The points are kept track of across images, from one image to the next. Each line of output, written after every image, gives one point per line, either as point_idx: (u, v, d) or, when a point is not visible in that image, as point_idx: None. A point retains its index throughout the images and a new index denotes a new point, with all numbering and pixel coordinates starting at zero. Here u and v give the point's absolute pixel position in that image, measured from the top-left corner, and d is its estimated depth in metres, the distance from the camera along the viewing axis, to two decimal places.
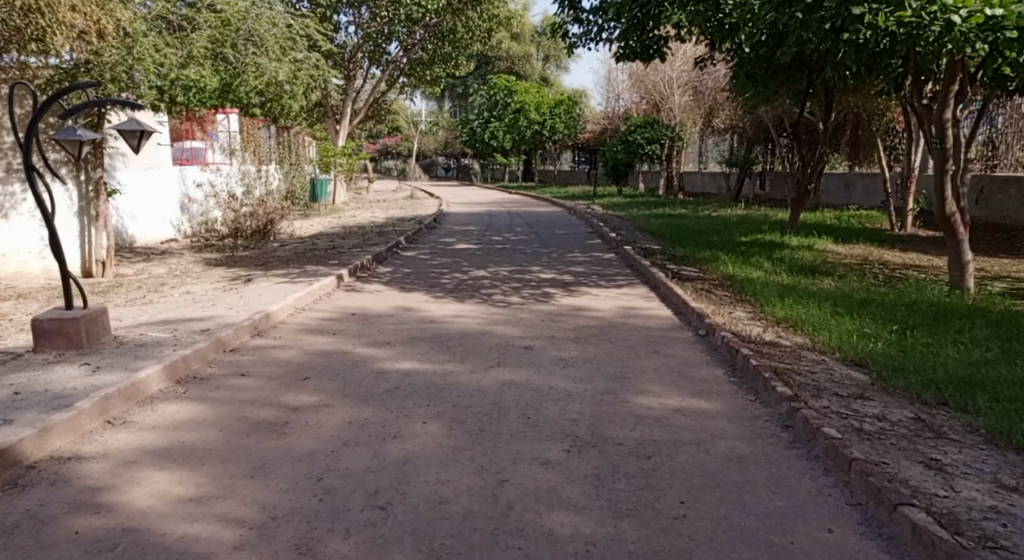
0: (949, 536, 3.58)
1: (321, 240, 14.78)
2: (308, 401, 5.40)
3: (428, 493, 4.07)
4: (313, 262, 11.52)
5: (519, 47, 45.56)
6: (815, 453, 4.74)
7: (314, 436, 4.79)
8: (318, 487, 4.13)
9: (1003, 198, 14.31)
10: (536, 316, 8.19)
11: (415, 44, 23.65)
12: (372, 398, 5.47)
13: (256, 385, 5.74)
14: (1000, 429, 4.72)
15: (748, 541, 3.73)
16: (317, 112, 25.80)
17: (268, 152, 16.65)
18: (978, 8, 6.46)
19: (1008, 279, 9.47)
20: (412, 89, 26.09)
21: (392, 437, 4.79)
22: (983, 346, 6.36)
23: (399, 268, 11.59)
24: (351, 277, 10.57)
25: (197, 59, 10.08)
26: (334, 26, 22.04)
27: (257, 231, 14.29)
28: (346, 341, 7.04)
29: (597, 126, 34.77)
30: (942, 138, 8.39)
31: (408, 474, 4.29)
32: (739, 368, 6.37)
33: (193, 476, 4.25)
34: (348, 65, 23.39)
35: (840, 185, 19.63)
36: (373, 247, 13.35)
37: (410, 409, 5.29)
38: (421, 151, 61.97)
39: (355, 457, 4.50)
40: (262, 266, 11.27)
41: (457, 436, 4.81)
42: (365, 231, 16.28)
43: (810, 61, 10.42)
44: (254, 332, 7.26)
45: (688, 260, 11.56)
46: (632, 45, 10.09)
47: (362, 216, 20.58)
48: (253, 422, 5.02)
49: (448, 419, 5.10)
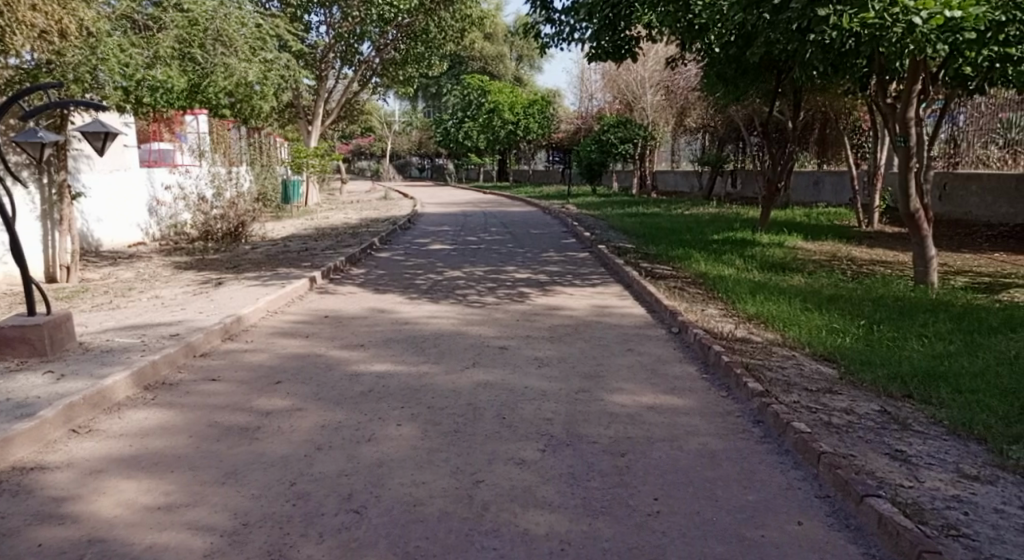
0: (914, 525, 3.66)
1: (294, 242, 14.75)
2: (280, 405, 5.40)
3: (403, 496, 4.09)
4: (286, 264, 11.48)
5: (492, 47, 45.57)
6: (785, 447, 4.82)
7: (286, 441, 4.79)
8: (291, 492, 4.13)
9: (965, 196, 14.56)
10: (510, 316, 8.22)
11: (388, 44, 23.61)
12: (346, 401, 5.48)
13: (227, 390, 5.72)
14: (961, 421, 4.82)
15: (720, 536, 3.79)
16: (289, 112, 25.74)
17: (239, 153, 16.54)
18: (938, 10, 6.64)
19: (970, 274, 9.65)
20: (385, 89, 26.12)
21: (366, 440, 4.80)
22: (946, 339, 6.49)
23: (373, 269, 11.59)
24: (324, 278, 10.55)
25: (163, 59, 10.06)
26: (305, 26, 21.91)
27: (228, 235, 14.32)
28: (319, 344, 7.03)
29: (571, 126, 34.97)
30: (907, 136, 8.50)
31: (382, 477, 4.31)
32: (711, 365, 6.46)
33: (161, 485, 4.23)
34: (319, 65, 23.32)
35: (810, 183, 19.85)
36: (347, 248, 13.35)
37: (385, 411, 5.30)
38: (396, 152, 61.85)
39: (328, 460, 4.50)
40: (233, 269, 11.23)
41: (432, 438, 4.84)
42: (337, 232, 16.21)
43: (779, 61, 10.54)
44: (224, 336, 7.22)
45: (661, 258, 11.67)
46: (604, 45, 10.07)
47: (335, 218, 20.46)
48: (223, 427, 5.01)
49: (423, 421, 5.12)
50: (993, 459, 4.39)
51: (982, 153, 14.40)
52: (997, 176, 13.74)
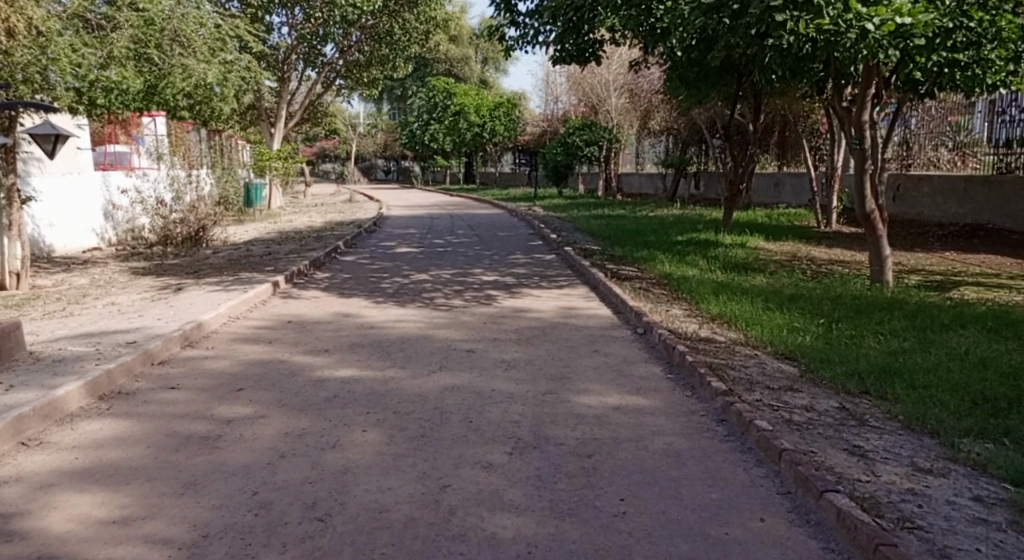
0: (870, 519, 3.76)
1: (257, 246, 14.63)
2: (243, 413, 5.37)
3: (369, 502, 4.11)
4: (248, 269, 11.40)
5: (457, 49, 45.56)
6: (748, 446, 4.92)
7: (248, 449, 4.77)
8: (253, 501, 4.11)
9: (917, 197, 14.88)
10: (477, 319, 8.25)
11: (352, 46, 23.51)
12: (310, 407, 5.47)
13: (187, 398, 5.67)
14: (915, 416, 4.95)
15: (684, 535, 3.86)
16: (251, 113, 25.54)
17: (200, 156, 16.34)
18: (890, 17, 6.75)
19: (924, 272, 9.90)
20: (349, 91, 26.03)
21: (331, 446, 4.80)
22: (901, 336, 6.66)
23: (338, 273, 11.55)
24: (288, 283, 10.48)
25: (117, 60, 9.92)
26: (267, 27, 21.72)
27: (189, 239, 14.22)
28: (283, 350, 7.00)
29: (538, 129, 35.12)
30: (862, 139, 8.70)
31: (347, 484, 4.31)
32: (676, 365, 6.55)
33: (116, 497, 4.18)
34: (282, 67, 23.16)
35: (771, 184, 20.16)
36: (311, 252, 13.28)
37: (350, 417, 5.30)
38: (361, 154, 61.53)
39: (292, 468, 4.49)
40: (193, 274, 11.12)
41: (398, 443, 4.85)
42: (302, 236, 16.11)
43: (739, 65, 10.73)
44: (184, 343, 7.16)
45: (627, 259, 11.79)
46: (568, 48, 10.11)
47: (299, 221, 20.30)
48: (183, 436, 4.97)
49: (389, 426, 5.13)
50: (945, 452, 4.53)
51: (933, 155, 14.99)
52: (948, 178, 13.97)
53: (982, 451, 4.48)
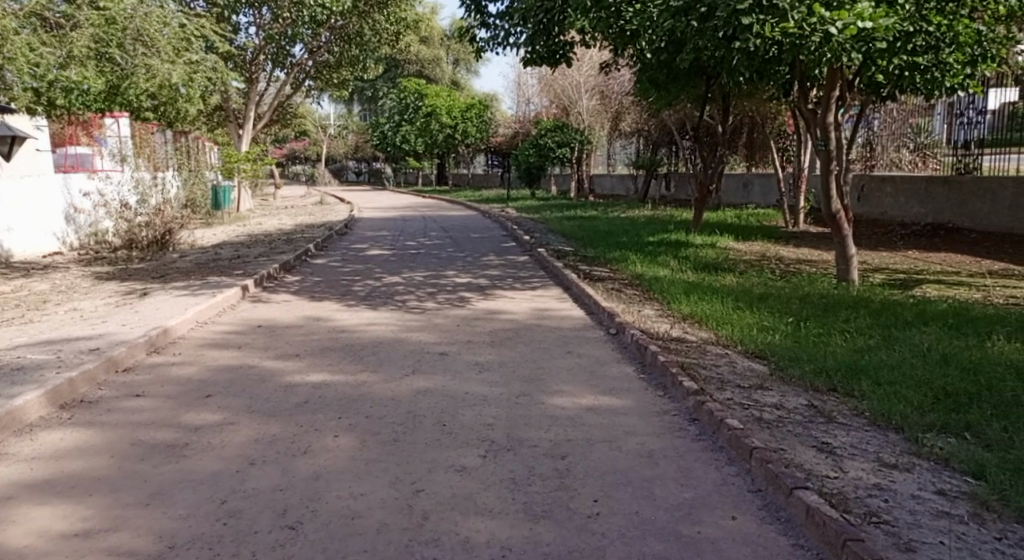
0: (839, 515, 3.83)
1: (226, 250, 14.52)
2: (211, 420, 5.34)
3: (341, 509, 4.10)
4: (216, 273, 11.31)
5: (428, 50, 45.51)
6: (719, 444, 4.98)
7: (216, 457, 4.74)
8: (222, 510, 4.09)
9: (880, 197, 15.15)
10: (451, 321, 8.26)
11: (321, 47, 23.43)
12: (280, 413, 5.45)
13: (153, 406, 5.62)
14: (881, 412, 5.05)
15: (656, 534, 3.90)
16: (218, 115, 25.35)
17: (166, 158, 16.18)
18: (852, 22, 6.85)
19: (888, 270, 10.09)
20: (318, 93, 25.94)
21: (302, 453, 4.79)
22: (866, 334, 6.78)
23: (309, 276, 11.50)
24: (257, 287, 10.42)
25: (77, 59, 9.80)
26: (233, 27, 21.54)
27: (155, 242, 13.99)
28: (252, 355, 6.96)
29: (510, 130, 35.19)
30: (827, 141, 8.85)
31: (319, 490, 4.31)
32: (648, 365, 6.62)
33: (78, 509, 4.14)
34: (250, 68, 22.99)
35: (740, 184, 20.40)
36: (281, 255, 13.21)
37: (321, 422, 5.29)
38: (332, 156, 61.25)
39: (262, 476, 4.48)
40: (159, 278, 11.01)
41: (371, 448, 4.85)
42: (272, 240, 16.00)
43: (707, 67, 10.85)
44: (149, 349, 7.09)
45: (599, 260, 11.88)
46: (539, 50, 10.03)
47: (269, 224, 20.16)
48: (148, 445, 4.93)
49: (361, 431, 5.12)
50: (910, 447, 4.63)
51: (895, 157, 15.58)
52: (910, 179, 14.21)
53: (945, 445, 4.58)
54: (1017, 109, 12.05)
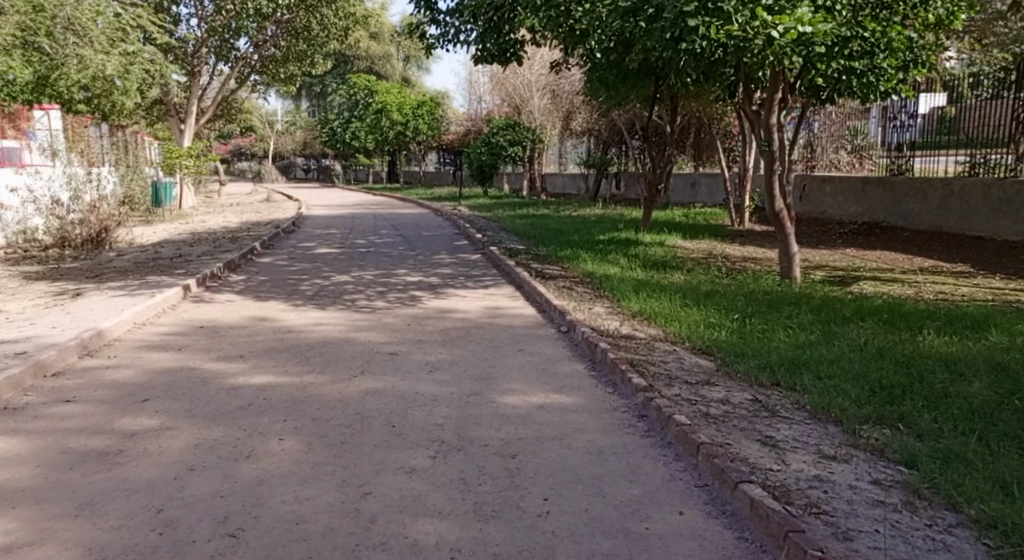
0: (781, 507, 3.94)
1: (166, 248, 14.23)
2: (148, 425, 5.25)
3: (286, 514, 4.08)
4: (155, 272, 11.08)
5: (378, 46, 45.21)
6: (668, 440, 5.08)
7: (153, 464, 4.66)
8: (157, 519, 4.03)
9: (821, 196, 15.54)
10: (401, 320, 8.24)
11: (267, 41, 23.09)
12: (223, 417, 5.38)
13: (86, 412, 5.50)
14: (821, 405, 5.20)
15: (606, 531, 3.97)
16: (158, 108, 24.80)
17: (101, 153, 15.81)
18: (792, 25, 7.07)
19: (828, 268, 10.36)
20: (264, 87, 25.60)
21: (245, 457, 4.75)
22: (808, 329, 6.97)
23: (254, 276, 11.34)
24: (199, 286, 10.24)
25: (4, 48, 9.64)
26: (173, 18, 21.07)
27: (90, 240, 13.79)
28: (194, 357, 6.85)
29: (461, 128, 35.15)
30: (770, 141, 9.06)
31: (263, 495, 4.27)
32: (598, 362, 6.70)
33: (2, 522, 4.03)
34: (191, 61, 22.24)
35: (687, 184, 20.73)
36: (225, 253, 13.01)
37: (266, 425, 5.24)
38: (280, 152, 60.48)
39: (201, 483, 4.42)
40: (94, 278, 10.74)
41: (316, 451, 4.82)
42: (216, 238, 15.73)
43: (656, 68, 11.01)
44: (82, 353, 6.92)
45: (550, 258, 11.96)
46: (489, 48, 9.87)
47: (214, 222, 19.79)
48: (79, 453, 4.82)
49: (307, 434, 5.09)
50: (849, 439, 4.78)
51: (834, 158, 16.07)
52: (848, 179, 14.61)
53: (881, 436, 4.75)
54: (945, 114, 12.51)
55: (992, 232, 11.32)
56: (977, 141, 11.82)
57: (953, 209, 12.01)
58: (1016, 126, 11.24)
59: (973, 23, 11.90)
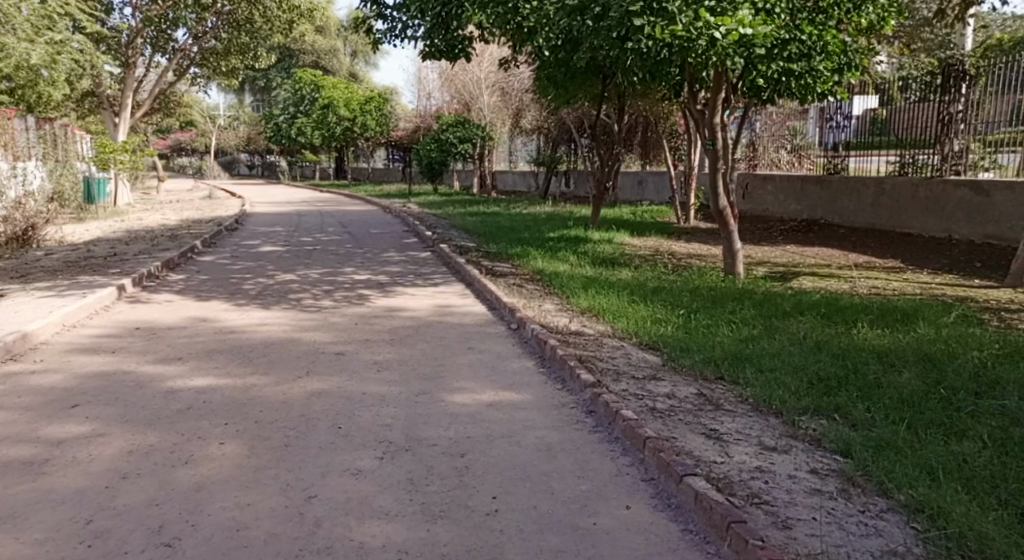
0: (723, 499, 4.04)
1: (99, 247, 13.87)
2: (78, 432, 5.13)
3: (226, 521, 4.03)
4: (87, 272, 10.79)
5: (324, 41, 44.67)
6: (616, 435, 5.15)
7: (84, 473, 4.56)
8: (88, 530, 3.95)
9: (763, 194, 15.87)
10: (348, 320, 8.19)
11: (208, 33, 22.65)
12: (160, 422, 5.29)
13: (11, 420, 5.35)
14: (763, 398, 5.34)
15: (553, 527, 4.02)
16: (91, 101, 24.09)
17: (27, 148, 15.32)
18: (734, 27, 7.18)
19: (770, 264, 10.60)
20: (204, 80, 25.13)
21: (184, 462, 4.68)
22: (751, 324, 7.13)
23: (193, 274, 11.14)
24: (135, 286, 10.01)
25: None
26: (105, 6, 20.51)
27: (16, 240, 13.12)
28: (129, 360, 6.71)
29: (410, 124, 34.96)
30: (714, 140, 9.24)
31: (204, 502, 4.22)
32: (547, 358, 6.76)
33: None
34: (126, 51, 21.51)
35: (635, 182, 20.96)
36: (163, 252, 12.74)
37: (206, 429, 5.17)
38: (222, 148, 59.37)
39: (136, 490, 4.34)
40: (22, 278, 10.42)
41: (259, 455, 4.78)
42: (155, 236, 15.41)
43: (604, 67, 11.12)
44: (5, 357, 6.72)
45: (501, 256, 12.00)
46: (437, 44, 10.00)
47: (152, 219, 19.35)
48: (3, 463, 4.69)
49: (249, 437, 5.03)
50: (788, 430, 4.92)
51: (776, 157, 16.43)
52: (787, 177, 14.96)
53: (818, 426, 4.90)
54: (877, 115, 12.75)
55: (920, 229, 11.72)
56: (905, 142, 12.23)
57: (885, 207, 12.40)
58: (942, 127, 11.64)
59: (900, 28, 12.32)
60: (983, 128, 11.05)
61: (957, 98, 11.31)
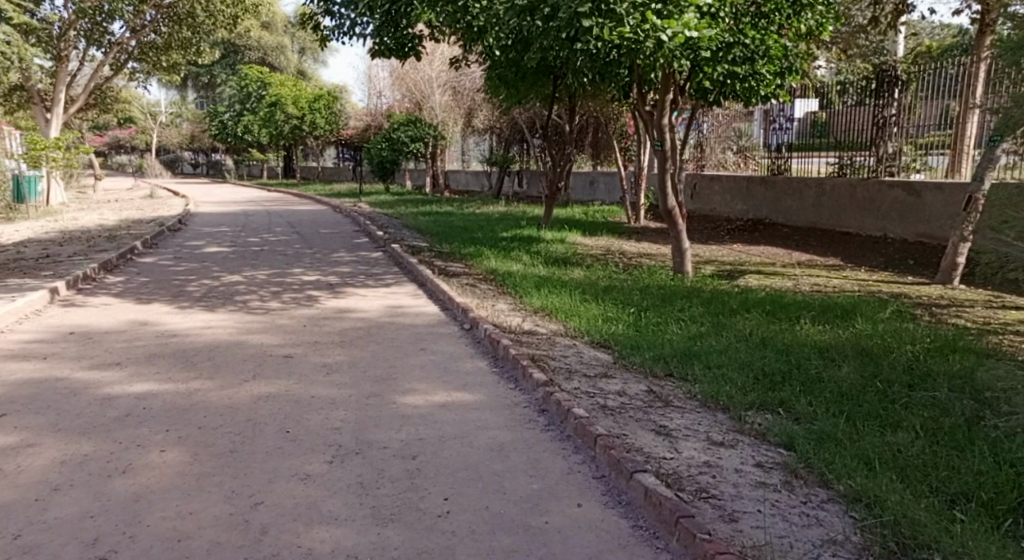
0: (672, 494, 4.10)
1: (32, 248, 13.43)
2: (9, 442, 4.98)
3: (167, 531, 3.96)
4: (18, 274, 10.45)
5: (271, 37, 44.02)
6: (567, 433, 5.19)
7: (14, 485, 4.43)
8: (18, 546, 3.84)
9: (710, 194, 16.12)
10: (297, 322, 8.09)
11: (146, 26, 22.09)
12: (96, 430, 5.16)
13: None
14: (710, 394, 5.43)
15: (505, 527, 4.04)
16: (22, 96, 23.31)
17: None
18: (680, 29, 7.29)
19: (717, 263, 10.77)
20: (143, 75, 24.54)
21: (123, 472, 4.58)
22: (698, 322, 7.24)
23: (133, 277, 10.88)
24: (69, 289, 9.73)
25: None
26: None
27: None
28: (62, 366, 6.54)
29: (360, 123, 34.67)
30: (663, 141, 9.38)
31: (144, 512, 4.14)
32: (500, 358, 6.77)
33: None
34: (58, 44, 20.92)
35: (586, 182, 21.11)
36: (101, 253, 12.41)
37: (145, 437, 5.06)
38: (165, 146, 58.09)
39: (70, 502, 4.24)
40: None
41: (201, 462, 4.70)
42: (91, 237, 15.01)
43: (554, 67, 11.16)
44: None
45: (454, 256, 11.99)
46: (387, 42, 9.93)
47: (89, 219, 18.86)
48: None
49: (192, 444, 4.94)
50: (734, 424, 5.02)
51: (723, 157, 16.71)
52: (734, 178, 15.23)
53: (763, 421, 5.01)
54: (818, 118, 13.20)
55: (858, 228, 12.03)
56: (845, 144, 12.60)
57: (827, 207, 12.69)
58: (877, 130, 12.00)
59: (840, 35, 12.62)
60: (914, 131, 11.43)
61: (890, 102, 11.69)
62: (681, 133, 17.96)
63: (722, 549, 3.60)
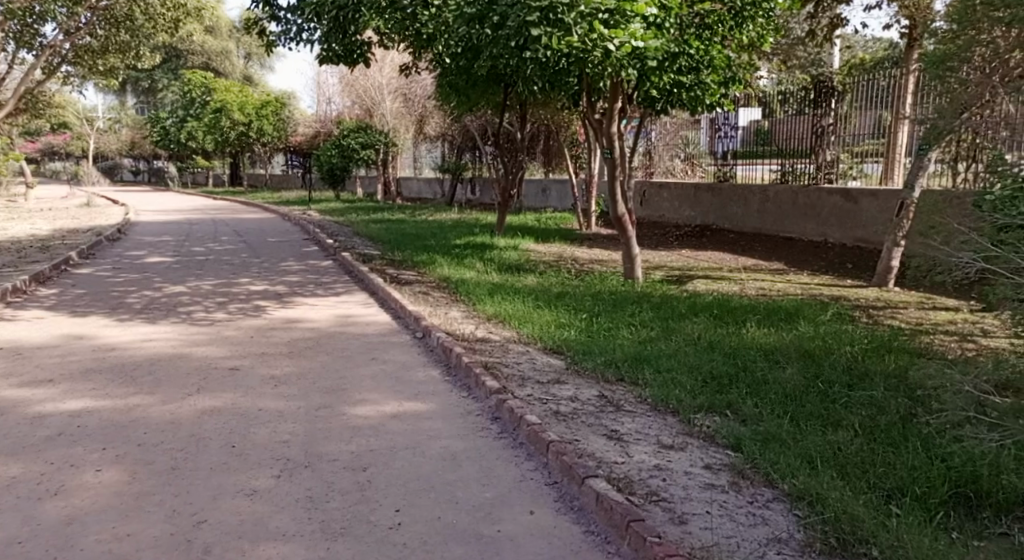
0: (623, 498, 4.14)
1: None
2: None
3: (104, 554, 3.86)
4: None
5: (215, 42, 43.33)
6: (519, 440, 5.21)
7: None
8: None
9: (659, 201, 16.33)
10: (243, 333, 7.97)
11: (82, 29, 21.42)
12: (28, 450, 5.02)
13: None
14: (660, 397, 5.50)
15: (457, 537, 4.03)
16: None
17: None
18: (626, 39, 7.46)
19: (667, 268, 10.90)
20: (79, 78, 23.94)
21: (58, 493, 4.45)
22: (648, 326, 7.33)
23: (68, 289, 10.59)
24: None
25: None
26: None
27: None
28: None
29: (310, 130, 34.33)
30: (612, 149, 9.49)
31: (80, 535, 4.03)
32: (452, 366, 6.76)
33: None
34: None
35: (538, 190, 21.21)
36: (34, 264, 12.05)
37: (81, 456, 4.93)
38: (105, 152, 56.69)
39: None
40: None
41: (141, 481, 4.59)
42: (24, 247, 14.56)
43: (504, 75, 11.22)
44: None
45: (405, 264, 11.94)
46: (335, 48, 9.73)
47: (22, 229, 18.27)
48: None
49: (131, 462, 4.83)
50: (684, 427, 5.09)
51: (671, 164, 16.95)
52: (682, 185, 15.45)
53: (711, 423, 5.10)
54: (761, 127, 13.52)
55: (801, 233, 12.29)
56: (787, 152, 12.88)
57: (771, 212, 12.93)
58: (816, 139, 12.28)
59: (779, 46, 13.11)
60: (851, 140, 11.77)
61: (828, 112, 12.02)
62: (631, 140, 18.17)
63: (671, 551, 3.64)
